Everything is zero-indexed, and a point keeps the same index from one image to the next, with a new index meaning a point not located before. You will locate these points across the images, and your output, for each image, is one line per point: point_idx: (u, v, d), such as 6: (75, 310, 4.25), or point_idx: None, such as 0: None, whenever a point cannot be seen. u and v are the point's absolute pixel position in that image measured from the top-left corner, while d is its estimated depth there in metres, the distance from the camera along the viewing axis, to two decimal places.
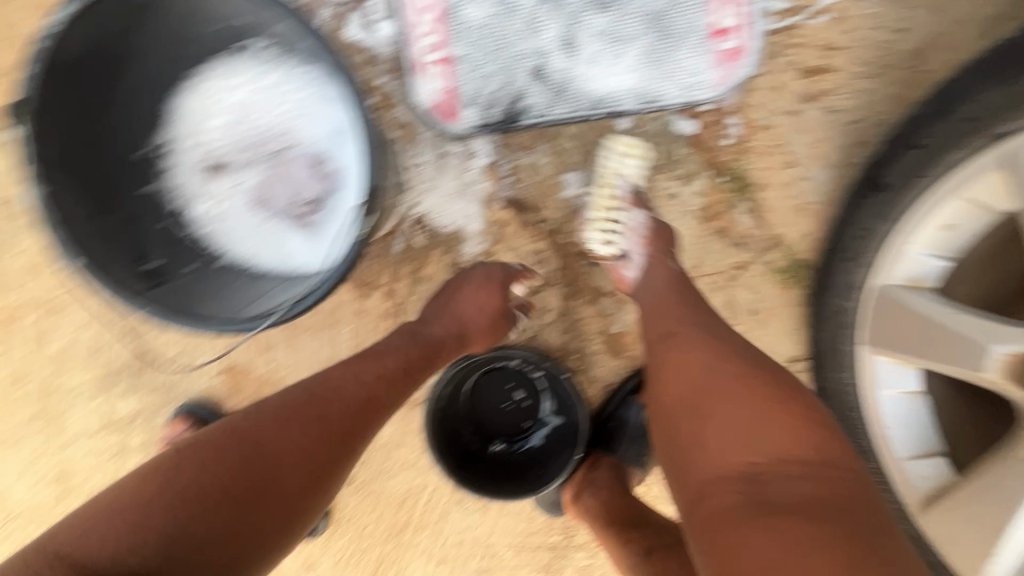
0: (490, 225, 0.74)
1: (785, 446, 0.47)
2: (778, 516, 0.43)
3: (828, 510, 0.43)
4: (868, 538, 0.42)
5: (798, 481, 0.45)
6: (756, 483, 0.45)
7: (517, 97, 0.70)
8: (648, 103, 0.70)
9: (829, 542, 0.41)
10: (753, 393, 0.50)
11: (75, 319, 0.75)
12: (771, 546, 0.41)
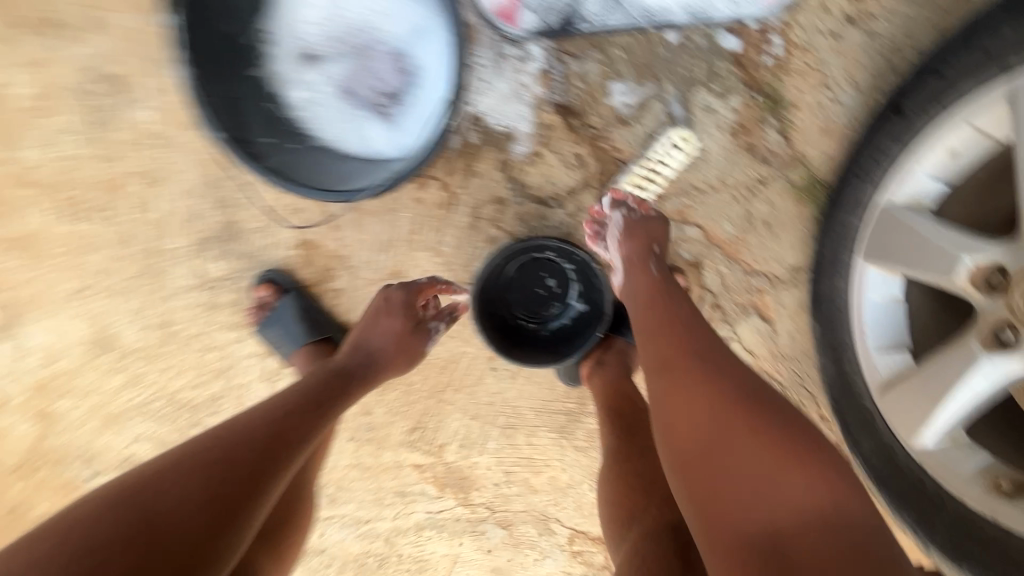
0: (538, 127, 0.81)
1: (732, 405, 0.55)
2: (735, 461, 0.52)
3: (774, 448, 0.52)
4: (808, 465, 0.52)
5: (746, 433, 0.54)
6: (715, 439, 0.54)
7: (576, 4, 0.75)
8: (697, 17, 0.75)
9: (778, 476, 0.51)
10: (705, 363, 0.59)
11: (174, 190, 0.87)
12: (733, 486, 0.51)
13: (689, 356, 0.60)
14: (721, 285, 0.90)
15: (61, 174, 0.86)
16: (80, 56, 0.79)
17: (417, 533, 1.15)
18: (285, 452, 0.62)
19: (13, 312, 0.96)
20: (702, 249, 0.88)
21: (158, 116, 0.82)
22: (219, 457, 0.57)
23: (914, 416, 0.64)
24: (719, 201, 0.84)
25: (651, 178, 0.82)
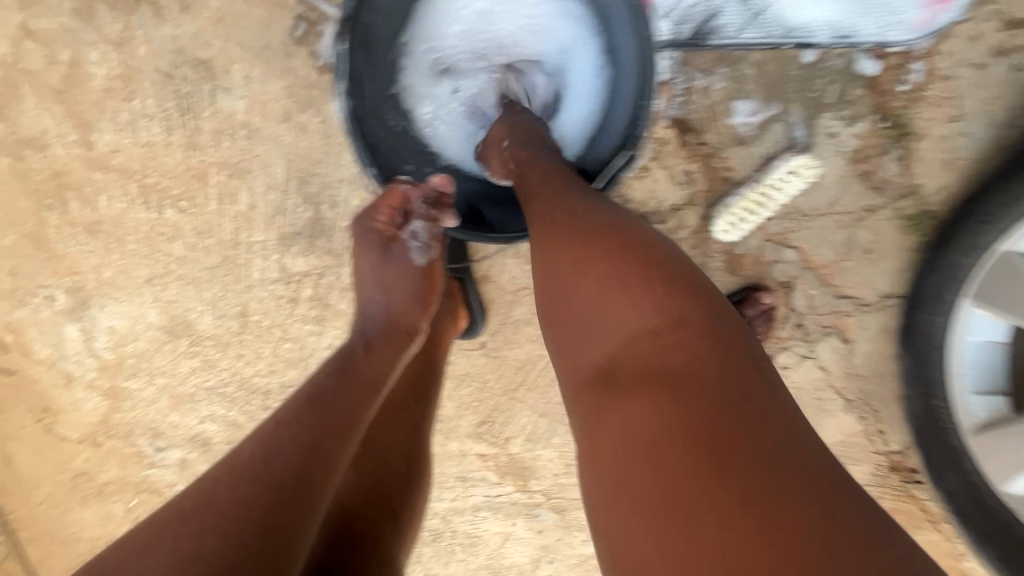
0: (651, 141, 0.78)
1: (665, 368, 0.46)
2: (631, 409, 0.46)
3: (709, 439, 0.41)
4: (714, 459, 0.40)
5: (643, 409, 0.45)
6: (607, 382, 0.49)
7: (713, 16, 0.70)
8: (839, 39, 0.70)
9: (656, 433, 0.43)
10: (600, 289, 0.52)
11: (258, 183, 0.83)
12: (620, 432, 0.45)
13: (592, 274, 0.53)
14: (808, 306, 0.90)
15: (139, 160, 0.81)
16: (165, 37, 0.73)
17: (473, 513, 1.20)
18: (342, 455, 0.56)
19: (82, 295, 0.94)
20: (796, 271, 0.87)
21: (245, 106, 0.77)
22: (275, 487, 0.48)
23: (1010, 461, 0.71)
24: (823, 225, 0.83)
25: (763, 203, 0.80)
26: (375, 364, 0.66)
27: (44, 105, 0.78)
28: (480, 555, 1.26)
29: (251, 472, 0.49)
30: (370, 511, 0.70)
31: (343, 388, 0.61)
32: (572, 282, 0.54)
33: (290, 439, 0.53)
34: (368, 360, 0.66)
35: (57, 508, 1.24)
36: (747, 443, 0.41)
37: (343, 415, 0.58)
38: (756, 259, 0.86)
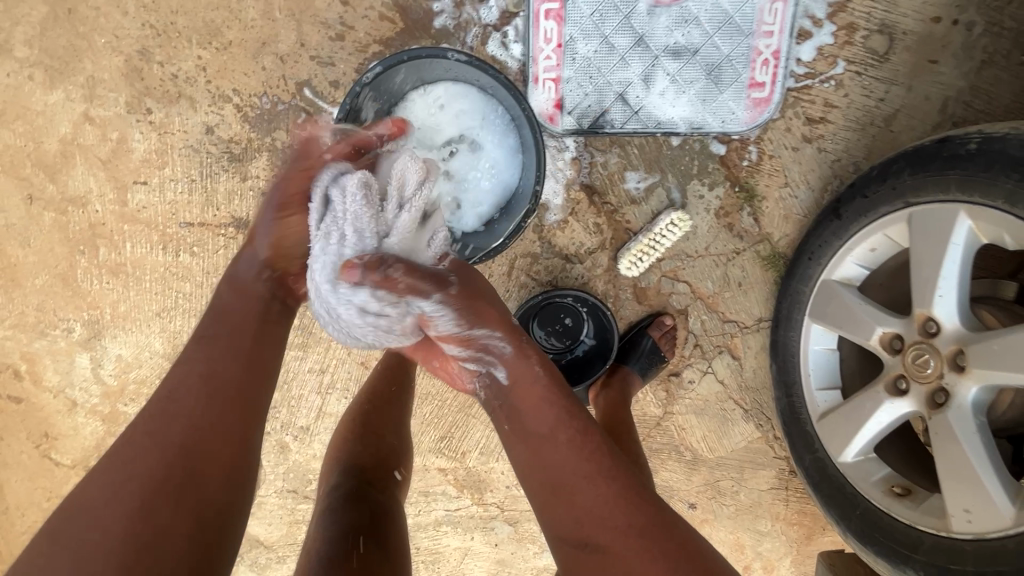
0: (568, 201, 1.02)
1: (564, 460, 0.66)
2: (569, 492, 0.65)
3: (597, 493, 0.64)
4: (619, 506, 0.63)
5: (572, 494, 0.65)
6: (556, 487, 0.66)
7: (604, 112, 0.97)
8: (694, 129, 0.98)
9: (587, 503, 0.64)
10: (560, 420, 0.69)
11: None
12: (566, 497, 0.65)
13: (544, 405, 0.70)
14: (702, 330, 1.13)
15: (164, 214, 1.02)
16: (196, 122, 0.97)
17: (435, 528, 1.32)
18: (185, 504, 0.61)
19: (97, 327, 1.10)
20: (688, 301, 1.10)
21: (254, 173, 0.99)
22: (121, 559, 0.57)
23: (843, 438, 0.86)
24: (704, 264, 1.07)
25: (654, 247, 1.04)
26: (235, 325, 0.71)
27: (91, 170, 0.99)
28: (442, 571, 1.36)
29: (107, 499, 0.60)
30: (378, 473, 0.83)
31: (203, 358, 0.68)
32: (540, 401, 0.71)
33: (133, 492, 0.60)
34: (231, 315, 0.72)
35: (38, 538, 1.28)
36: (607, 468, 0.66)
37: (204, 423, 0.65)
38: (657, 291, 1.09)
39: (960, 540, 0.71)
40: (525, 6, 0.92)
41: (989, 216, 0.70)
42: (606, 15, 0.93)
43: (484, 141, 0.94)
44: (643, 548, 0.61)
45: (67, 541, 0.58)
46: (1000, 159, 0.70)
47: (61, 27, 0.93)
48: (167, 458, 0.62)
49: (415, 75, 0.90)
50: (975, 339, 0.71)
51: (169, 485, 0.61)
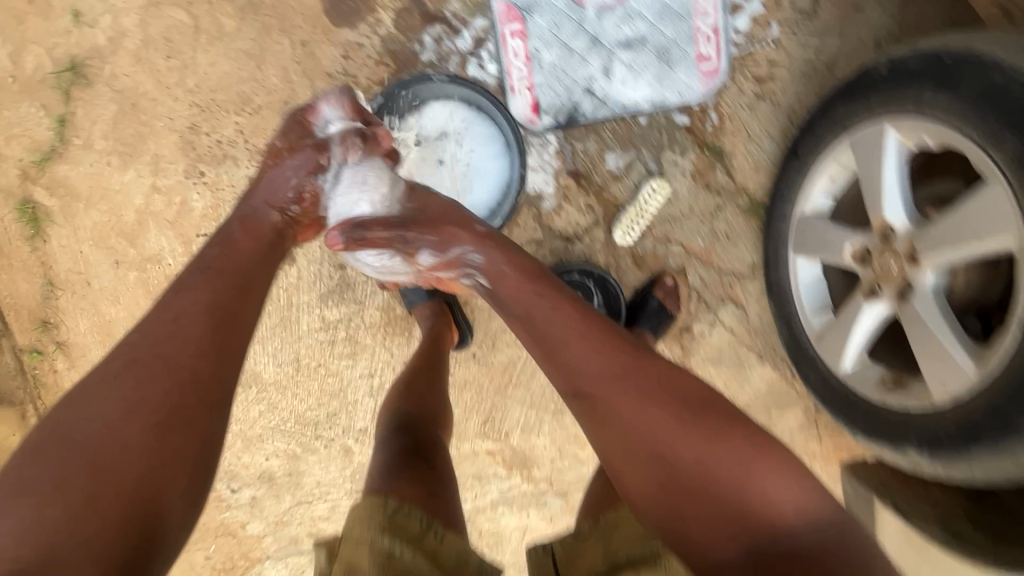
0: (559, 188, 1.16)
1: (552, 324, 0.75)
2: (557, 352, 0.73)
3: (585, 348, 0.72)
4: (606, 357, 0.71)
5: (562, 350, 0.73)
6: (547, 348, 0.74)
7: (575, 106, 1.11)
8: (657, 106, 1.11)
9: (575, 358, 0.72)
10: (546, 295, 0.78)
11: (302, 258, 1.23)
12: (557, 355, 0.73)
13: (532, 287, 0.79)
14: (702, 284, 1.24)
15: None
16: (240, 175, 1.16)
17: (492, 510, 1.42)
18: (187, 432, 0.63)
19: None
20: (683, 259, 1.22)
21: None
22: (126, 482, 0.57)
23: (837, 350, 0.94)
24: (691, 223, 1.19)
25: (641, 215, 1.17)
26: (240, 264, 0.77)
27: (162, 230, 1.19)
28: (506, 551, 1.45)
29: (106, 421, 0.60)
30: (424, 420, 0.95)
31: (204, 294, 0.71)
32: (526, 284, 0.80)
33: (142, 417, 0.61)
34: (240, 253, 0.78)
35: None
36: (591, 330, 0.73)
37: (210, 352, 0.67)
38: (653, 255, 1.21)
39: (946, 413, 0.76)
40: (493, 32, 1.09)
41: (908, 125, 0.81)
42: (561, 26, 1.09)
43: (473, 146, 1.09)
44: (621, 380, 0.69)
45: (76, 454, 0.57)
46: (906, 77, 0.81)
47: (126, 119, 1.14)
48: (180, 384, 0.64)
49: (403, 101, 1.07)
50: (921, 233, 0.80)
51: (179, 412, 0.63)
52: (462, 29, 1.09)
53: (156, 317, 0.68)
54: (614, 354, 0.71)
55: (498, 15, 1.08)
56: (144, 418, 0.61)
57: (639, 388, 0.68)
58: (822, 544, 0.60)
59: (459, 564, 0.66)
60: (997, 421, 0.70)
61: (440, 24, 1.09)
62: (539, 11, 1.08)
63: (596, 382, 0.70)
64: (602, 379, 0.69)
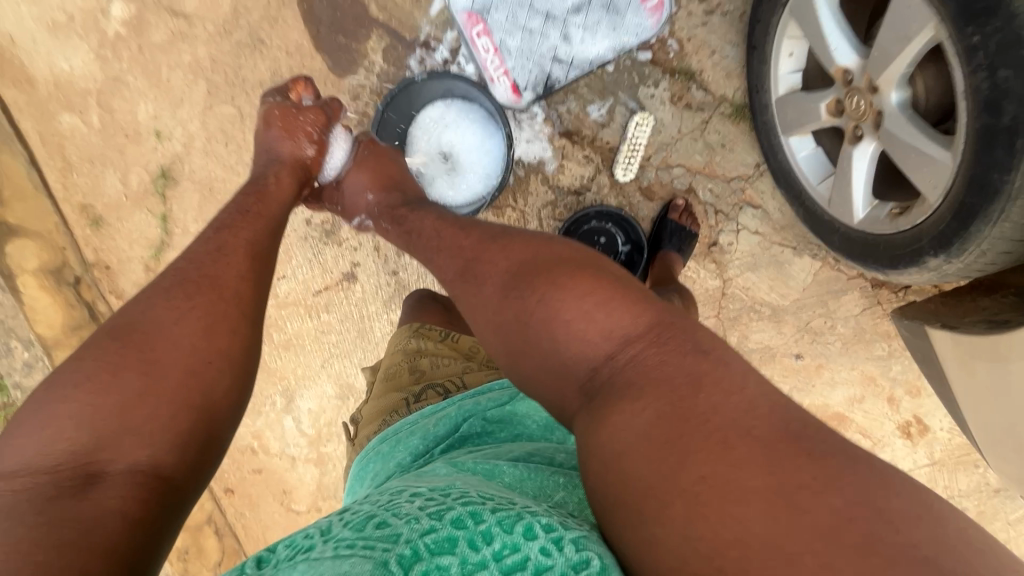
0: (556, 150, 1.30)
1: (431, 244, 0.90)
2: (434, 261, 0.88)
3: (452, 252, 0.85)
4: (466, 252, 0.83)
5: (437, 259, 0.87)
6: (428, 260, 0.90)
7: (549, 76, 1.26)
8: (619, 51, 1.24)
9: (444, 262, 0.85)
10: (433, 224, 0.93)
11: (362, 275, 1.43)
12: (434, 263, 0.88)
13: (421, 221, 0.96)
14: (715, 196, 1.31)
15: (302, 291, 1.43)
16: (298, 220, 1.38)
17: None
18: (228, 335, 0.73)
19: (290, 393, 1.50)
20: (689, 179, 1.30)
21: (345, 235, 1.40)
22: (182, 373, 0.68)
23: (845, 202, 0.98)
24: (685, 144, 1.28)
25: (634, 150, 1.28)
26: (269, 208, 0.96)
27: None
28: None
29: (163, 323, 0.71)
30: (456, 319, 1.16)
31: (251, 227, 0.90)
32: (417, 223, 0.97)
33: (193, 322, 0.72)
34: (264, 201, 0.97)
35: None
36: (460, 235, 0.87)
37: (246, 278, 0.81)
38: (660, 183, 1.31)
39: (941, 208, 0.83)
40: (463, 40, 1.26)
41: None
42: (516, 14, 1.23)
43: (466, 129, 1.28)
44: (471, 267, 0.80)
45: (127, 351, 0.67)
46: None
47: (206, 202, 1.40)
48: (223, 298, 0.76)
49: (400, 101, 1.26)
50: (868, 63, 0.86)
51: (224, 320, 0.74)
52: (438, 46, 1.28)
53: (200, 247, 0.82)
54: (461, 247, 0.84)
55: (462, 24, 1.24)
56: (196, 323, 0.72)
57: (476, 270, 0.79)
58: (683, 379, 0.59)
59: (473, 349, 1.06)
60: (988, 194, 0.76)
61: (420, 48, 1.28)
62: (493, 8, 1.23)
63: (458, 273, 0.82)
64: (460, 270, 0.82)
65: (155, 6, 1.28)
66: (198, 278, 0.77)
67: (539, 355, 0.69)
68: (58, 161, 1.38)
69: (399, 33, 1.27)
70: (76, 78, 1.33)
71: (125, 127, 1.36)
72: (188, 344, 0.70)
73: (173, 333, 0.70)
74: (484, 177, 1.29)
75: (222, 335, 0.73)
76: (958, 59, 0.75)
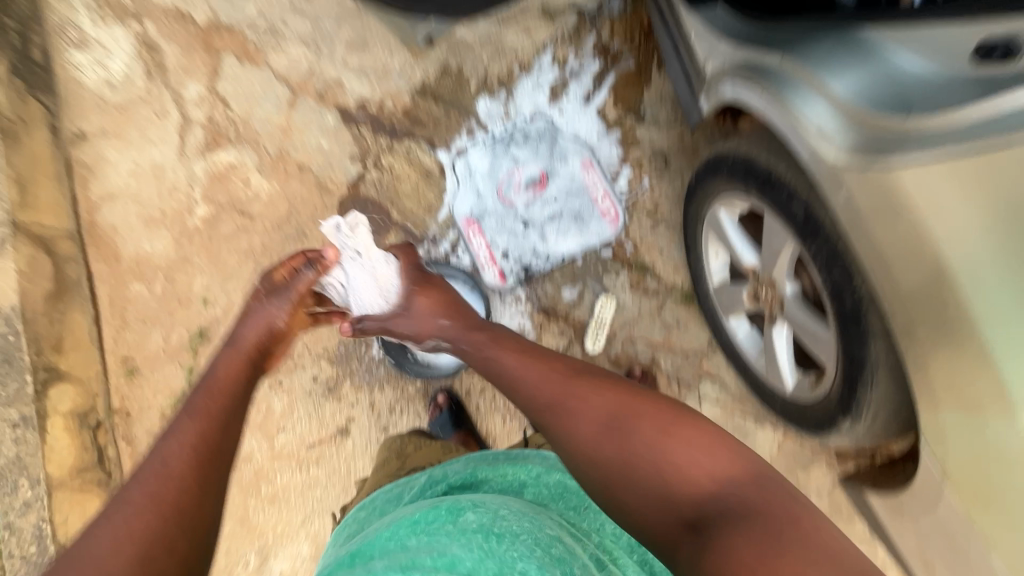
0: (536, 323, 1.53)
1: (522, 370, 1.08)
2: (533, 387, 1.04)
3: (555, 379, 1.03)
4: (566, 381, 1.02)
5: (535, 380, 1.05)
6: (517, 389, 1.07)
7: (529, 265, 1.55)
8: (585, 249, 1.54)
9: (546, 387, 1.02)
10: (528, 351, 1.13)
11: (355, 430, 1.53)
12: (535, 387, 1.04)
13: (512, 345, 1.16)
14: (675, 367, 1.47)
15: (296, 444, 1.52)
16: (304, 376, 1.53)
17: None
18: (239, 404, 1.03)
19: (267, 550, 1.50)
20: (651, 351, 1.49)
21: (344, 392, 1.53)
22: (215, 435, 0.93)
23: (776, 370, 1.17)
24: (645, 321, 1.50)
25: (599, 324, 1.50)
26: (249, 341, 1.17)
27: (256, 436, 1.51)
28: None
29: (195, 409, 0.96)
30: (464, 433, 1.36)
31: (233, 363, 1.11)
32: (508, 347, 1.16)
33: (219, 400, 1.00)
34: (239, 345, 1.14)
35: None
36: (560, 366, 1.06)
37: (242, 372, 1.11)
38: (625, 354, 1.49)
39: (836, 372, 1.01)
40: (462, 238, 1.59)
41: (723, 206, 1.18)
42: (505, 220, 1.57)
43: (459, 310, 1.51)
44: (567, 394, 0.99)
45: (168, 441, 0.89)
46: (705, 184, 1.21)
47: None
48: (232, 381, 1.06)
49: None
50: (763, 263, 1.11)
51: (237, 395, 1.03)
52: (441, 241, 1.60)
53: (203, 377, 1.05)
54: (552, 378, 1.04)
55: (462, 227, 1.59)
56: (219, 401, 1.00)
57: (572, 399, 0.98)
58: (764, 507, 0.75)
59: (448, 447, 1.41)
60: (857, 365, 0.95)
61: (427, 242, 1.60)
62: (486, 216, 1.58)
63: (562, 396, 1.00)
64: (564, 395, 1.00)
65: (229, 208, 1.66)
66: (211, 371, 1.08)
67: (633, 470, 0.85)
68: (117, 319, 1.64)
69: (412, 230, 1.61)
70: (154, 257, 1.67)
71: (181, 295, 1.64)
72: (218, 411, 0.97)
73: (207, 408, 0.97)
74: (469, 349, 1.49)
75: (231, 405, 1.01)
76: (812, 263, 0.98)
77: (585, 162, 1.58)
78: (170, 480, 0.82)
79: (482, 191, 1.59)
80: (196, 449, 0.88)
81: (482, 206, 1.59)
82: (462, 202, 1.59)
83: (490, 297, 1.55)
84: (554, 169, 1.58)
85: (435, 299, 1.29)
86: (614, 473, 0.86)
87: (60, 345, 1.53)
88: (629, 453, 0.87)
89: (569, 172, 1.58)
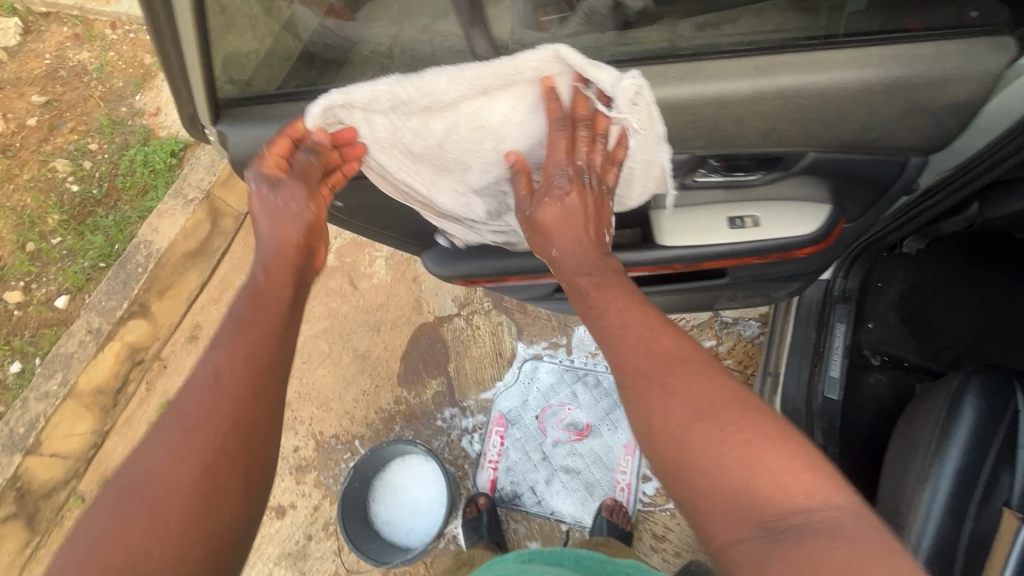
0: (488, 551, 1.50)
1: (681, 389, 0.55)
2: (697, 426, 0.52)
3: (727, 399, 0.53)
4: (725, 396, 0.54)
5: (721, 406, 0.53)
6: (650, 428, 0.55)
7: (519, 495, 1.54)
8: (576, 523, 1.50)
9: (717, 397, 0.54)
10: (682, 359, 0.57)
11: (288, 517, 1.59)
12: (699, 441, 0.51)
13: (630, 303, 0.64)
14: None
15: None
16: (290, 443, 1.66)
17: None
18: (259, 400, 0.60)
19: None
20: None
21: (306, 479, 1.62)
22: (195, 482, 0.54)
23: None
24: None
25: None
26: (237, 365, 0.60)
27: None
28: None
29: (194, 429, 0.56)
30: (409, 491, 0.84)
31: (233, 367, 0.60)
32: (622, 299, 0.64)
33: (213, 422, 0.57)
34: (225, 390, 0.58)
35: None
36: (685, 366, 0.56)
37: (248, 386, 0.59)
38: None
39: None
40: (485, 427, 1.62)
41: None
42: (528, 441, 1.59)
43: (422, 479, 1.43)
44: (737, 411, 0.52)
45: (157, 488, 0.54)
46: None
47: None
48: (235, 391, 0.59)
49: (377, 457, 1.42)
50: None
51: (239, 406, 0.58)
52: (468, 416, 1.64)
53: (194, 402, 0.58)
54: (740, 441, 0.50)
55: (492, 419, 1.62)
56: (222, 422, 0.57)
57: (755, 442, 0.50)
58: None
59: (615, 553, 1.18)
60: None
61: (456, 408, 1.65)
62: (516, 424, 1.61)
63: (740, 415, 0.52)
64: (744, 413, 0.52)
65: (345, 272, 1.85)
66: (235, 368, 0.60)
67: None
68: (216, 293, 1.80)
69: (454, 388, 1.67)
70: None
71: None
72: (196, 432, 0.56)
73: (198, 431, 0.57)
74: (434, 522, 1.38)
75: (235, 418, 0.58)
76: None
77: (628, 444, 1.54)
78: (149, 529, 0.52)
79: (529, 402, 1.63)
80: (199, 478, 0.55)
81: (521, 413, 1.62)
82: (508, 397, 1.64)
83: (464, 493, 1.58)
84: (599, 429, 1.57)
85: (570, 210, 0.69)
86: (684, 456, 0.52)
87: (164, 291, 1.80)
88: (691, 446, 0.52)
89: (610, 442, 1.56)
